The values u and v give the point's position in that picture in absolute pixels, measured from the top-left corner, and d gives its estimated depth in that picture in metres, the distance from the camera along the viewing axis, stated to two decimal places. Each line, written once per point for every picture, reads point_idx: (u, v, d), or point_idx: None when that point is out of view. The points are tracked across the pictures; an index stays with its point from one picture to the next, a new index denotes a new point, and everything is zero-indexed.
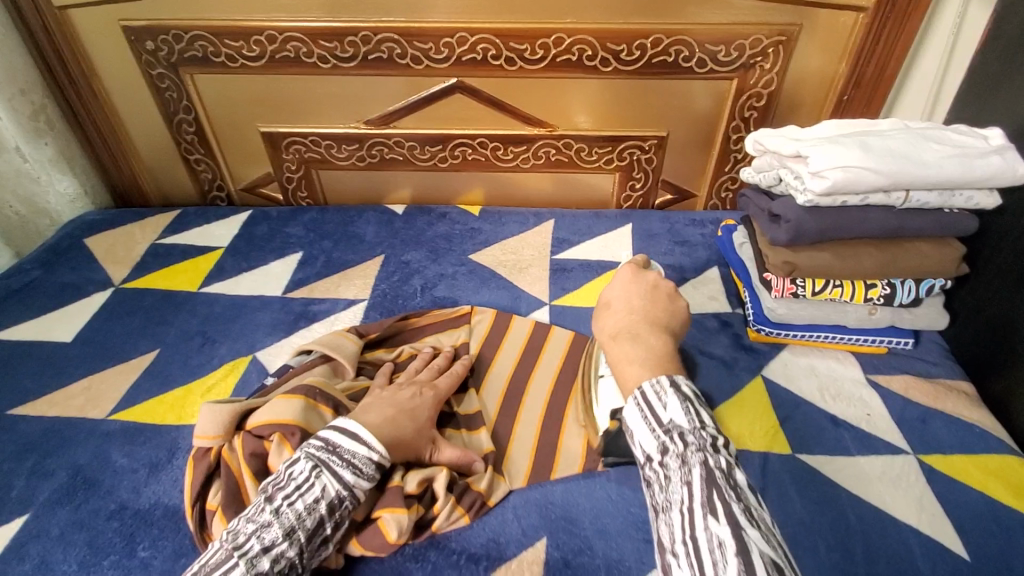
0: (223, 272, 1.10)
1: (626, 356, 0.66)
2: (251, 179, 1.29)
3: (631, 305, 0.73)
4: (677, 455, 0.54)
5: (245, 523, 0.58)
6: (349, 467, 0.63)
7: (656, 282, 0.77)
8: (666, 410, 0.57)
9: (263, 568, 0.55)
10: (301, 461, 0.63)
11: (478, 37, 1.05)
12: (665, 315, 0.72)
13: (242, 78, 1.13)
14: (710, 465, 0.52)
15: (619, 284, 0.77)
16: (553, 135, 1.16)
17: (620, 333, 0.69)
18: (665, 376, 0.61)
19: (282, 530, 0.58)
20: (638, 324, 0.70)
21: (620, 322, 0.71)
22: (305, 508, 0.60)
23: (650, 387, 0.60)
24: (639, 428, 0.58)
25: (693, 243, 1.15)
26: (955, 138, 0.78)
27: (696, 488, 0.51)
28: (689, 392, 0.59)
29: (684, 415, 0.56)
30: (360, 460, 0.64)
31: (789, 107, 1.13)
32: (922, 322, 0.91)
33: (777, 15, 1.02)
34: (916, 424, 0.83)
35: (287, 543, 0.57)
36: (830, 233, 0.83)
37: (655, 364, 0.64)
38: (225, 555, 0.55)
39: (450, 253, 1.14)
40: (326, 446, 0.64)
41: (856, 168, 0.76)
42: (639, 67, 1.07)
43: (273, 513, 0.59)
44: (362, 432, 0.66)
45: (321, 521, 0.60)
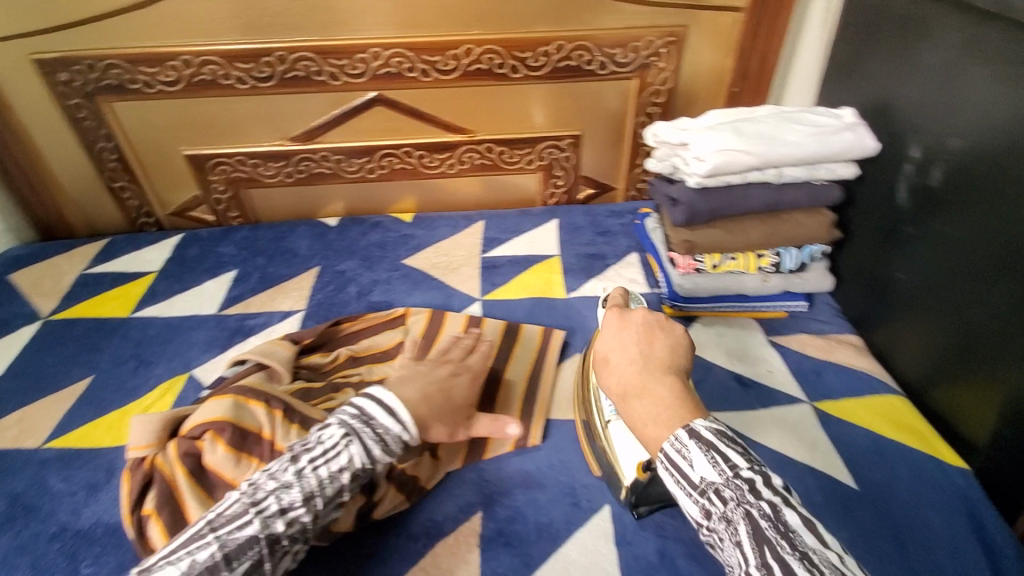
0: (157, 295, 1.11)
1: (641, 418, 0.61)
2: (180, 203, 1.30)
3: (631, 355, 0.67)
4: (721, 515, 0.52)
5: (267, 479, 0.61)
6: (378, 442, 0.65)
7: (645, 322, 0.71)
8: (695, 468, 0.54)
9: (276, 529, 0.57)
10: (333, 427, 0.65)
11: (391, 51, 1.10)
12: (667, 354, 0.66)
13: (163, 104, 1.15)
14: (755, 516, 0.50)
15: (611, 335, 0.71)
16: (474, 140, 1.22)
17: (627, 391, 0.64)
18: (679, 426, 0.58)
19: (301, 494, 0.60)
20: (644, 375, 0.64)
21: (625, 378, 0.65)
22: (328, 476, 0.62)
23: (669, 445, 0.57)
24: (678, 493, 0.56)
25: (613, 232, 1.24)
26: (815, 119, 0.88)
27: (749, 551, 0.49)
28: (712, 436, 0.55)
29: (713, 467, 0.54)
30: (392, 436, 0.65)
31: (687, 101, 1.22)
32: (810, 285, 0.99)
33: (664, 18, 1.12)
34: (812, 375, 0.92)
35: (303, 508, 0.60)
36: (720, 211, 0.91)
37: (675, 417, 0.59)
38: (243, 509, 0.58)
39: (384, 259, 1.18)
40: (360, 415, 0.66)
41: (732, 151, 0.85)
42: (546, 71, 1.15)
43: (295, 475, 0.61)
44: (398, 409, 0.67)
45: (340, 489, 0.62)
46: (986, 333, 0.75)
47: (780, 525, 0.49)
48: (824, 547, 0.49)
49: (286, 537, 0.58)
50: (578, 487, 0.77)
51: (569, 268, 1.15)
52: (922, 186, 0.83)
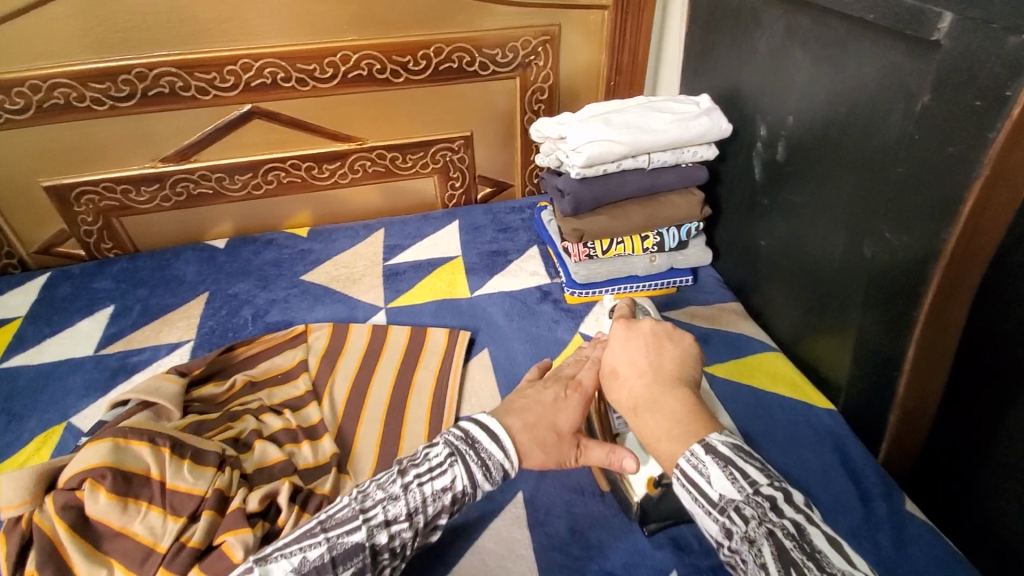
0: (22, 342, 1.00)
1: (654, 434, 0.58)
2: (42, 240, 1.18)
3: (640, 368, 0.64)
4: (742, 535, 0.50)
5: (376, 489, 0.60)
6: (482, 468, 0.61)
7: (652, 331, 0.67)
8: (714, 485, 0.52)
9: (381, 540, 0.57)
10: (440, 446, 0.63)
11: (263, 62, 1.06)
12: (676, 364, 0.63)
13: (8, 133, 1.04)
14: (779, 536, 0.48)
15: (619, 345, 0.67)
16: (364, 148, 1.21)
17: (639, 405, 0.61)
18: (695, 441, 0.55)
19: (406, 510, 0.59)
20: (654, 388, 0.61)
21: (636, 390, 0.62)
22: (431, 493, 0.60)
23: (685, 461, 0.54)
24: (697, 511, 0.53)
25: (514, 228, 1.26)
26: (677, 106, 0.95)
27: (775, 573, 0.46)
28: (728, 449, 0.53)
29: (732, 484, 0.51)
30: (492, 461, 0.61)
31: (570, 96, 1.27)
32: (692, 261, 1.05)
33: (537, 18, 1.16)
34: (701, 343, 0.99)
35: (406, 523, 0.58)
36: (602, 199, 0.96)
37: (679, 430, 0.57)
38: (353, 513, 0.58)
39: (281, 278, 1.14)
40: (465, 437, 0.63)
41: (604, 141, 0.89)
42: (428, 74, 1.15)
43: (403, 488, 0.60)
44: (502, 434, 0.63)
45: (438, 512, 0.60)
46: (834, 286, 0.85)
47: (806, 545, 0.47)
48: (851, 567, 0.46)
49: (386, 552, 0.58)
50: None
51: (472, 268, 1.16)
52: (771, 161, 0.92)
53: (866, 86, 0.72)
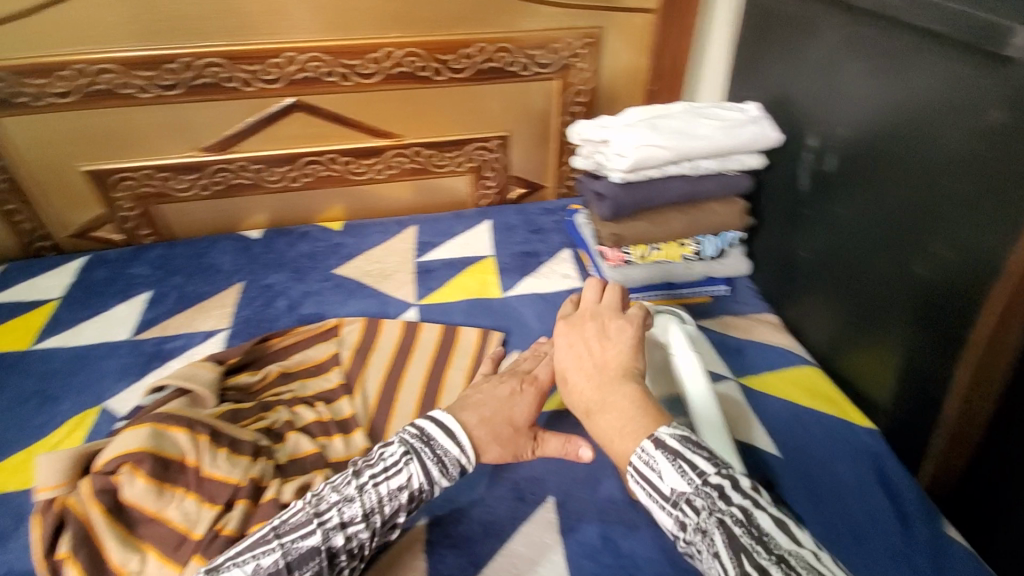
0: (61, 324, 1.02)
1: (609, 432, 0.63)
2: (81, 224, 1.19)
3: (587, 370, 0.69)
4: (695, 526, 0.54)
5: (331, 491, 0.62)
6: (437, 463, 0.64)
7: (592, 332, 0.73)
8: (665, 479, 0.56)
9: (337, 541, 0.59)
10: (394, 444, 0.66)
11: (307, 56, 1.07)
12: (619, 361, 0.69)
13: (53, 117, 1.06)
14: (728, 524, 0.51)
15: (565, 351, 0.73)
16: (401, 144, 1.21)
17: (591, 406, 0.66)
18: (645, 438, 0.59)
19: (362, 510, 0.61)
20: (601, 388, 0.66)
21: (587, 393, 0.67)
22: (387, 491, 0.62)
23: (637, 458, 0.59)
24: (656, 508, 0.57)
25: (546, 230, 1.25)
26: (723, 113, 0.94)
27: (726, 560, 0.50)
28: (677, 443, 0.58)
29: (682, 476, 0.56)
30: (450, 457, 0.65)
31: (609, 99, 1.26)
32: (729, 270, 1.04)
33: (581, 20, 1.15)
34: (735, 353, 0.97)
35: (363, 523, 0.61)
36: (643, 204, 0.95)
37: (632, 427, 0.62)
38: (306, 517, 0.59)
39: (315, 270, 1.14)
40: (420, 435, 0.66)
41: (649, 146, 0.89)
42: (469, 73, 1.15)
43: (358, 489, 0.62)
44: (456, 430, 0.67)
45: (398, 511, 0.62)
46: (877, 301, 0.83)
47: (754, 530, 0.50)
48: (796, 545, 0.50)
49: (343, 553, 0.59)
50: (522, 481, 0.77)
51: (504, 268, 1.16)
52: (818, 172, 0.90)
53: (929, 99, 0.70)
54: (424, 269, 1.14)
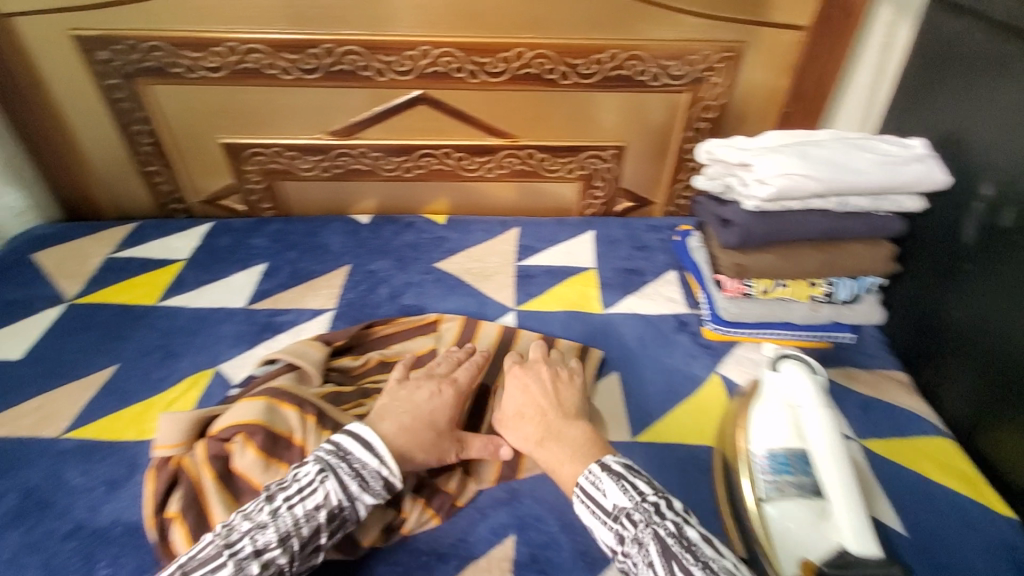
0: (184, 284, 1.09)
1: (557, 459, 0.66)
2: (211, 191, 1.27)
3: (540, 408, 0.72)
4: (631, 538, 0.56)
5: (243, 519, 0.58)
6: (356, 478, 0.61)
7: (545, 374, 0.78)
8: (607, 496, 0.60)
9: (253, 572, 0.55)
10: (309, 463, 0.62)
11: (441, 50, 1.08)
12: (571, 402, 0.74)
13: (202, 89, 1.13)
14: (662, 535, 0.55)
15: (516, 390, 0.76)
16: (516, 145, 1.20)
17: (543, 437, 0.69)
18: (594, 461, 0.63)
19: (277, 534, 0.57)
20: (555, 422, 0.70)
21: (539, 426, 0.70)
22: (303, 513, 0.59)
23: (584, 478, 0.62)
24: (596, 526, 0.60)
25: (653, 248, 1.20)
26: (882, 147, 0.87)
27: (660, 570, 0.53)
28: (621, 466, 0.62)
29: (623, 493, 0.59)
30: (367, 473, 0.62)
31: (739, 118, 1.19)
32: (860, 318, 0.95)
33: (723, 33, 1.09)
34: (859, 411, 0.88)
35: (280, 549, 0.57)
36: (778, 236, 0.88)
37: (589, 453, 0.65)
38: (216, 551, 0.55)
39: (417, 262, 1.15)
40: (336, 450, 0.63)
41: (796, 176, 0.83)
42: (597, 79, 1.12)
43: (271, 514, 0.58)
44: (374, 441, 0.64)
45: (317, 532, 0.59)
46: None
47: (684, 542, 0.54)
48: (721, 558, 0.54)
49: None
50: None
51: (606, 282, 1.11)
52: (991, 227, 0.80)
53: None
54: (523, 274, 1.13)
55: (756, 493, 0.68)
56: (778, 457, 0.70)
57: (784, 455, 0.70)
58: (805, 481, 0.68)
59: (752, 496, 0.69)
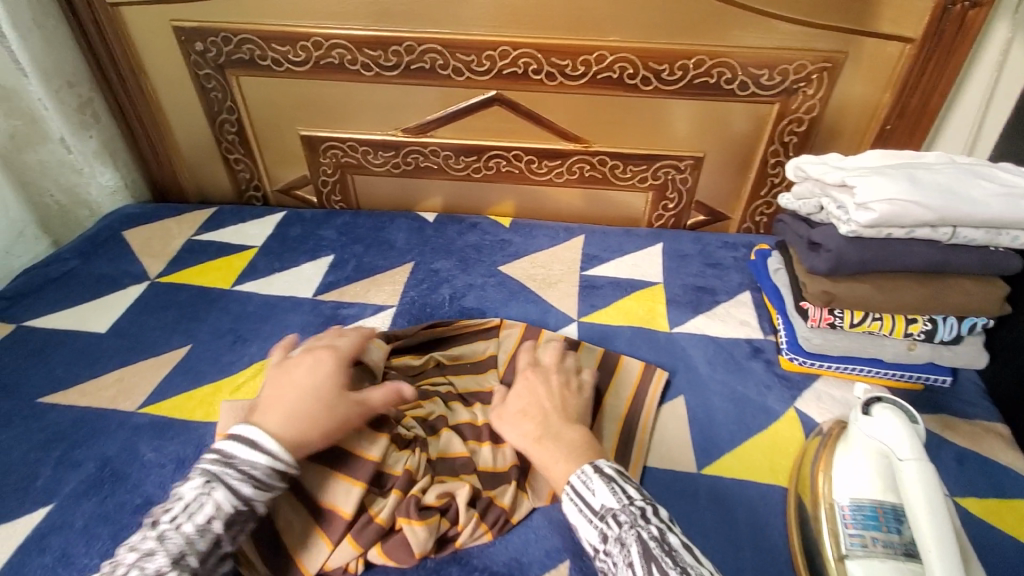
0: (256, 271, 1.12)
1: (551, 457, 0.67)
2: (286, 180, 1.31)
3: (543, 409, 0.73)
4: (615, 537, 0.57)
5: (127, 553, 0.54)
6: (247, 479, 0.59)
7: (555, 379, 0.78)
8: (597, 495, 0.61)
9: None
10: (191, 479, 0.58)
11: (520, 52, 1.06)
12: (573, 408, 0.74)
13: (286, 82, 1.16)
14: (644, 538, 0.56)
15: (520, 390, 0.76)
16: (588, 151, 1.16)
17: (542, 435, 0.69)
18: (587, 463, 0.64)
19: (169, 557, 0.54)
20: (556, 423, 0.71)
21: (537, 425, 0.71)
22: (195, 528, 0.56)
23: (576, 477, 0.63)
24: (581, 523, 0.61)
25: (726, 266, 1.14)
26: (1003, 176, 0.78)
27: (639, 570, 0.54)
28: (613, 471, 0.63)
29: (612, 495, 0.60)
30: (258, 472, 0.59)
31: (830, 134, 1.11)
32: (960, 361, 0.87)
33: (823, 41, 1.01)
34: (954, 465, 0.80)
35: (175, 569, 0.54)
36: (874, 265, 0.81)
37: (588, 459, 0.65)
38: None
39: (480, 264, 1.14)
40: (219, 457, 0.59)
41: (904, 202, 0.76)
42: (680, 86, 1.07)
43: (157, 539, 0.55)
44: (260, 438, 0.61)
45: (215, 542, 0.57)
46: None
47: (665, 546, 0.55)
48: (698, 565, 0.54)
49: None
50: None
51: (674, 299, 1.06)
52: None
53: None
54: (586, 284, 1.09)
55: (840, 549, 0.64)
56: (865, 510, 0.66)
57: (872, 509, 0.66)
58: (895, 540, 0.63)
59: (832, 552, 0.64)
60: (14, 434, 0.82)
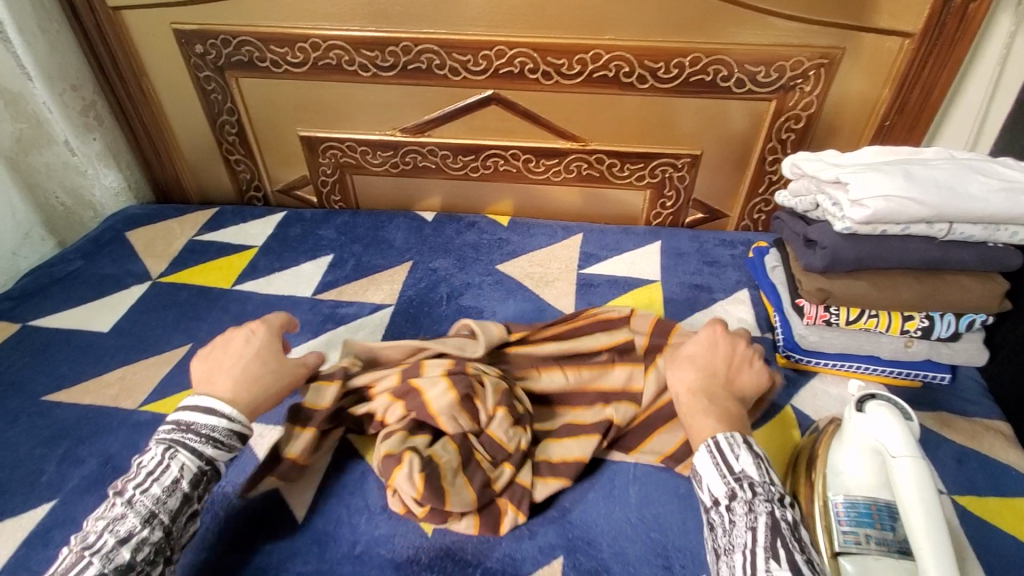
0: (257, 270, 1.13)
1: (700, 411, 0.69)
2: (287, 181, 1.32)
3: (712, 372, 0.73)
4: (746, 501, 0.59)
5: (95, 524, 0.59)
6: (206, 441, 0.65)
7: (740, 350, 0.76)
8: (740, 463, 0.62)
9: (122, 559, 0.57)
10: (153, 449, 0.64)
11: (516, 51, 1.06)
12: (741, 381, 0.74)
13: (285, 83, 1.17)
14: (775, 515, 0.57)
15: (700, 343, 0.77)
16: (585, 150, 1.17)
17: (698, 390, 0.71)
18: (738, 432, 0.66)
19: (140, 519, 0.60)
20: (715, 386, 0.72)
21: (695, 381, 0.72)
22: (162, 489, 0.62)
23: (724, 438, 0.65)
24: (710, 478, 0.63)
25: (723, 264, 1.13)
26: (1001, 171, 0.77)
27: (761, 532, 0.56)
28: (760, 450, 0.64)
29: (756, 469, 0.62)
30: (218, 434, 0.66)
31: (829, 130, 1.11)
32: (960, 358, 0.86)
33: (820, 38, 1.01)
34: (952, 463, 0.80)
35: (147, 528, 0.59)
36: (869, 262, 0.81)
37: (726, 422, 0.67)
38: (76, 556, 0.56)
39: (478, 262, 1.14)
40: (178, 426, 0.66)
41: (898, 198, 0.75)
42: (676, 84, 1.07)
43: (126, 505, 0.60)
44: (216, 405, 0.68)
45: (184, 500, 0.63)
46: None
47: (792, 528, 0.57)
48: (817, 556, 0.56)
49: (141, 563, 0.58)
50: (671, 548, 0.69)
51: (671, 298, 1.06)
52: None
53: None
54: (584, 282, 1.10)
55: (833, 546, 0.64)
56: (859, 507, 0.65)
57: (866, 506, 0.65)
58: (889, 537, 0.63)
59: (826, 548, 0.64)
60: (18, 432, 0.84)
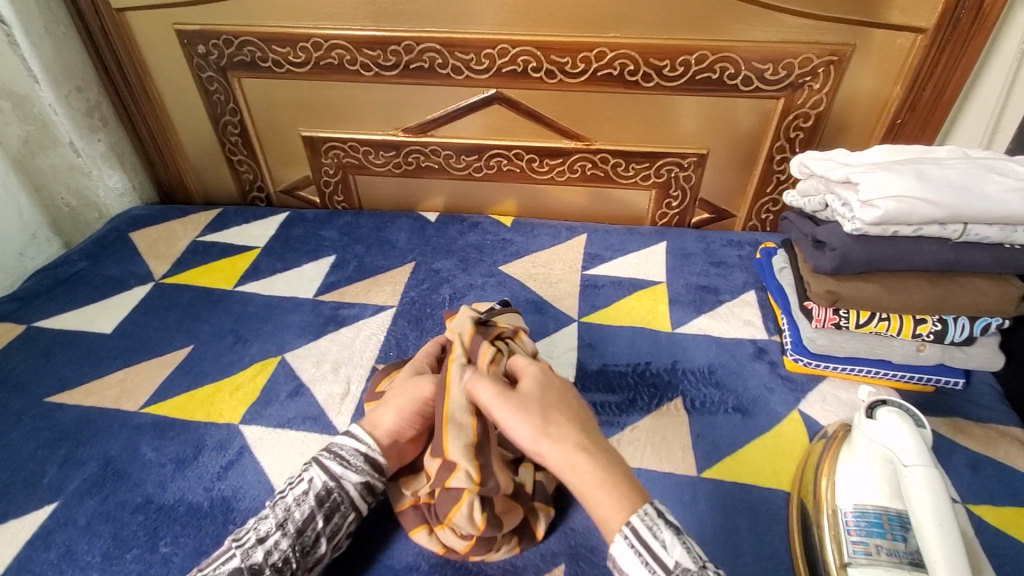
0: (259, 271, 1.12)
1: (592, 489, 0.56)
2: (290, 180, 1.31)
3: (547, 422, 0.59)
4: None
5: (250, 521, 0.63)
6: (337, 459, 0.66)
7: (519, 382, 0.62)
8: (669, 550, 0.54)
9: (256, 557, 0.58)
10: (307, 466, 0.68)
11: (519, 49, 1.05)
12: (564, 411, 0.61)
13: (287, 83, 1.16)
14: None
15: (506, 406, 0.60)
16: (589, 149, 1.15)
17: (569, 454, 0.57)
18: (638, 507, 0.56)
19: (276, 523, 0.61)
20: (574, 434, 0.59)
21: (556, 445, 0.58)
22: (296, 498, 0.63)
23: (639, 520, 0.55)
24: (637, 573, 0.53)
25: (730, 265, 1.12)
26: (1019, 171, 0.75)
27: None
28: (672, 518, 0.56)
29: (686, 552, 0.54)
30: (346, 452, 0.67)
31: (838, 128, 1.09)
32: (975, 362, 0.84)
33: (830, 34, 0.99)
34: (966, 471, 0.77)
35: (279, 533, 0.60)
36: (879, 263, 0.79)
37: (625, 494, 0.56)
38: (225, 547, 0.60)
39: (481, 263, 1.13)
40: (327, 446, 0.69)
41: (910, 199, 0.73)
42: (682, 82, 1.05)
43: (270, 507, 0.63)
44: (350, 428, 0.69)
45: (313, 515, 0.63)
46: None
47: None
48: None
49: (269, 568, 0.58)
50: None
51: (676, 299, 1.04)
52: None
53: None
54: (586, 284, 1.08)
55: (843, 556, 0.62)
56: (869, 517, 0.63)
57: (876, 516, 0.63)
58: (900, 548, 0.61)
59: (834, 559, 0.62)
60: (22, 433, 0.84)
